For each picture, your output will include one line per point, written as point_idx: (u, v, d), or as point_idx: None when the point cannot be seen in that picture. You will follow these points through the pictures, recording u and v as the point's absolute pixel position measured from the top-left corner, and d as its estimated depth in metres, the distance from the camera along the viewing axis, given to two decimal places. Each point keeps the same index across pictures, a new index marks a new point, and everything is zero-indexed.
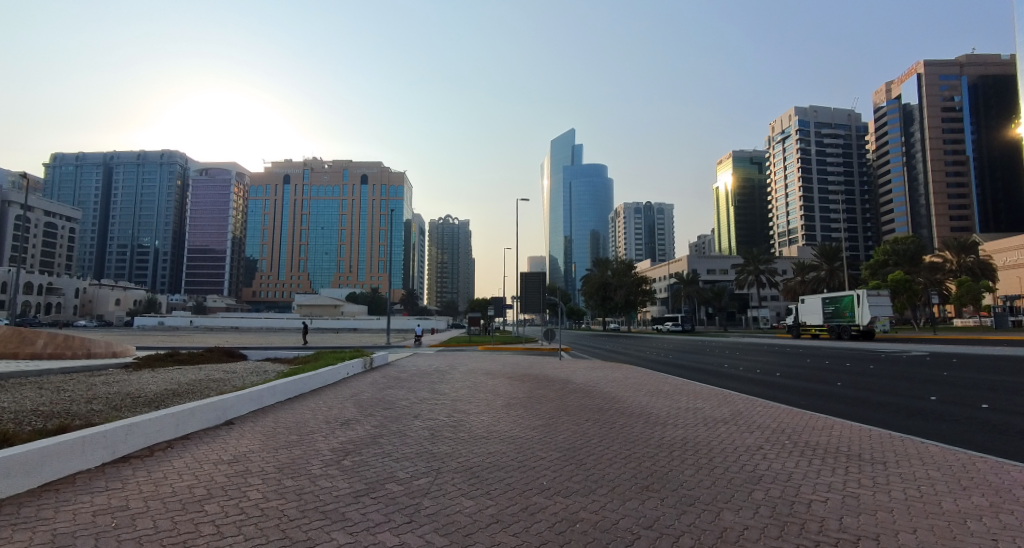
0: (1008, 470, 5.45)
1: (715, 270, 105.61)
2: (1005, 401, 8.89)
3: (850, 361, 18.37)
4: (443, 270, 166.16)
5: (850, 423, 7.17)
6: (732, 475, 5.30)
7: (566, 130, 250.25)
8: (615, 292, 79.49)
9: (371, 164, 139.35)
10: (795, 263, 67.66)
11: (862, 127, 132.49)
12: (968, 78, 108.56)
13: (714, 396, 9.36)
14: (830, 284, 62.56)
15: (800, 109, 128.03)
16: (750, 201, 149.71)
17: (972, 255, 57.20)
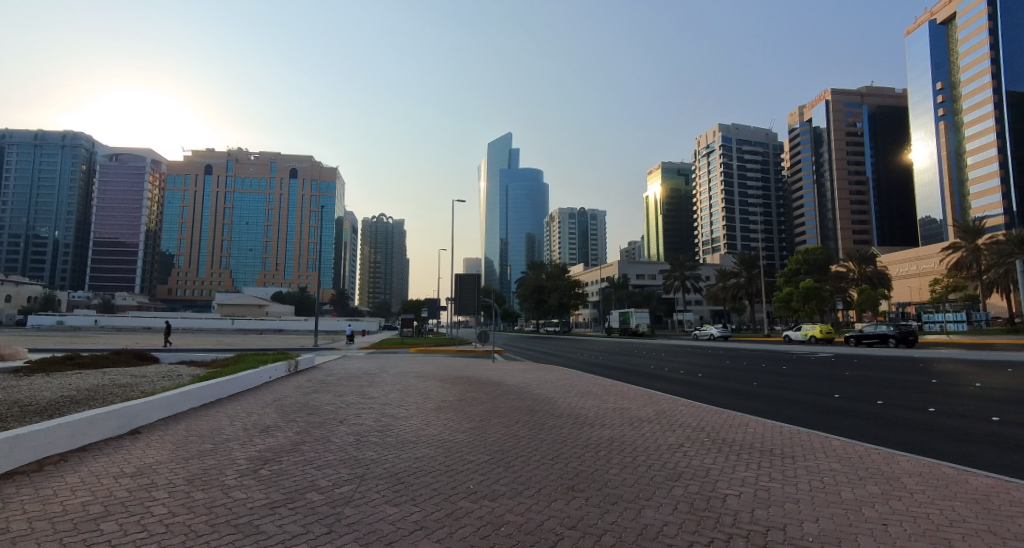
0: (897, 460, 6.00)
1: (644, 275, 110.22)
2: (896, 398, 9.81)
3: (764, 362, 19.49)
4: (376, 270, 162.87)
5: (763, 421, 7.59)
6: (654, 472, 5.47)
7: (503, 134, 253.30)
8: (549, 295, 81.06)
9: (301, 158, 133.46)
10: (717, 269, 71.43)
11: (779, 146, 143.07)
12: (869, 107, 120.65)
13: (641, 396, 9.60)
14: (749, 290, 66.87)
15: (724, 126, 136.53)
16: (679, 210, 157.68)
17: (872, 265, 60.88)
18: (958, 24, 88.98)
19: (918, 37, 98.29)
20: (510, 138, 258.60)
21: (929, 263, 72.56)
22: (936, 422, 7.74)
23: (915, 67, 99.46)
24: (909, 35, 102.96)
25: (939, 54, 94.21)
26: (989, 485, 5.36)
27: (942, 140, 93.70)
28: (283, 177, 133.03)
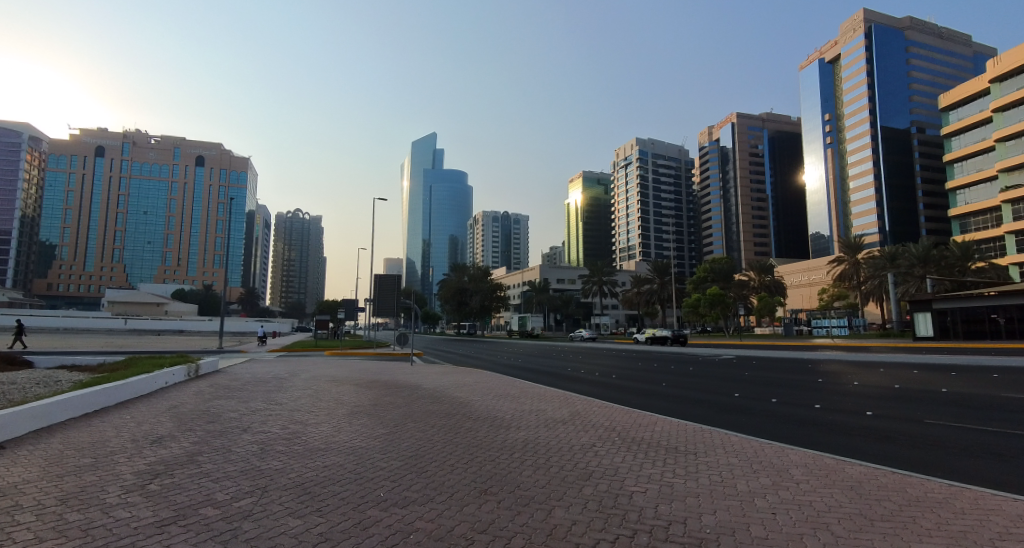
0: (785, 452, 6.50)
1: (564, 279, 113.39)
2: (786, 396, 10.75)
3: (672, 364, 20.64)
4: (290, 268, 155.09)
5: (670, 420, 7.97)
6: (565, 473, 5.59)
7: (428, 135, 252.77)
8: (471, 297, 81.39)
9: (209, 145, 123.49)
10: (633, 275, 74.75)
11: (690, 162, 153.49)
12: (769, 132, 132.26)
13: (557, 398, 9.83)
14: (661, 295, 70.88)
15: (641, 141, 144.23)
16: (598, 217, 164.32)
17: (771, 274, 68.31)
18: (843, 63, 100.00)
19: (811, 72, 109.21)
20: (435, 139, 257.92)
21: (818, 274, 80.74)
22: (819, 418, 8.55)
23: (808, 98, 110.11)
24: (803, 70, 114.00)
25: (827, 89, 105.70)
26: (862, 473, 5.98)
27: (830, 164, 104.62)
28: (188, 165, 122.16)
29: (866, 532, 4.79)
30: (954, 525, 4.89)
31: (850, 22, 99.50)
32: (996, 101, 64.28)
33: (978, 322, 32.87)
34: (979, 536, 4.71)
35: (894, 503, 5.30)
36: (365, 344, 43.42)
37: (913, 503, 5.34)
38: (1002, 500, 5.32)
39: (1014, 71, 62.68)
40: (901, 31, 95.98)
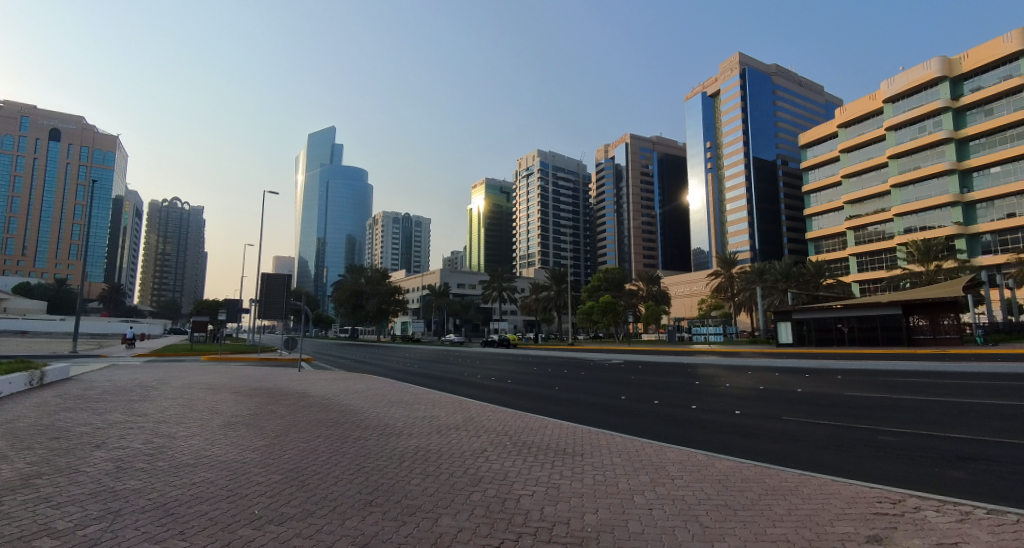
0: (662, 450, 6.93)
1: (465, 285, 113.86)
2: (666, 397, 11.64)
3: (565, 369, 21.56)
4: (164, 263, 140.02)
5: (561, 423, 8.25)
6: (455, 480, 5.60)
7: (326, 129, 244.77)
8: (368, 301, 79.09)
9: (67, 118, 108.29)
10: (531, 283, 76.46)
11: (587, 177, 161.52)
12: (658, 154, 142.46)
13: (451, 403, 9.88)
14: (558, 302, 73.40)
15: (542, 153, 150.35)
16: (498, 225, 167.54)
17: (658, 285, 72.59)
18: (723, 98, 110.67)
19: (694, 103, 118.26)
20: (333, 134, 250.31)
21: (699, 286, 88.61)
22: (694, 418, 9.31)
23: (691, 125, 118.49)
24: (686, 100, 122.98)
25: (707, 119, 115.05)
26: (729, 466, 6.47)
27: (710, 186, 113.57)
28: (38, 138, 105.76)
29: (728, 522, 5.29)
30: (802, 510, 5.57)
31: (728, 62, 110.77)
32: (844, 142, 74.52)
33: (826, 331, 37.03)
34: (821, 518, 5.43)
35: (753, 493, 5.85)
36: (248, 348, 40.73)
37: (769, 491, 5.93)
38: (841, 485, 6.11)
39: (858, 119, 73.27)
40: (768, 76, 108.98)
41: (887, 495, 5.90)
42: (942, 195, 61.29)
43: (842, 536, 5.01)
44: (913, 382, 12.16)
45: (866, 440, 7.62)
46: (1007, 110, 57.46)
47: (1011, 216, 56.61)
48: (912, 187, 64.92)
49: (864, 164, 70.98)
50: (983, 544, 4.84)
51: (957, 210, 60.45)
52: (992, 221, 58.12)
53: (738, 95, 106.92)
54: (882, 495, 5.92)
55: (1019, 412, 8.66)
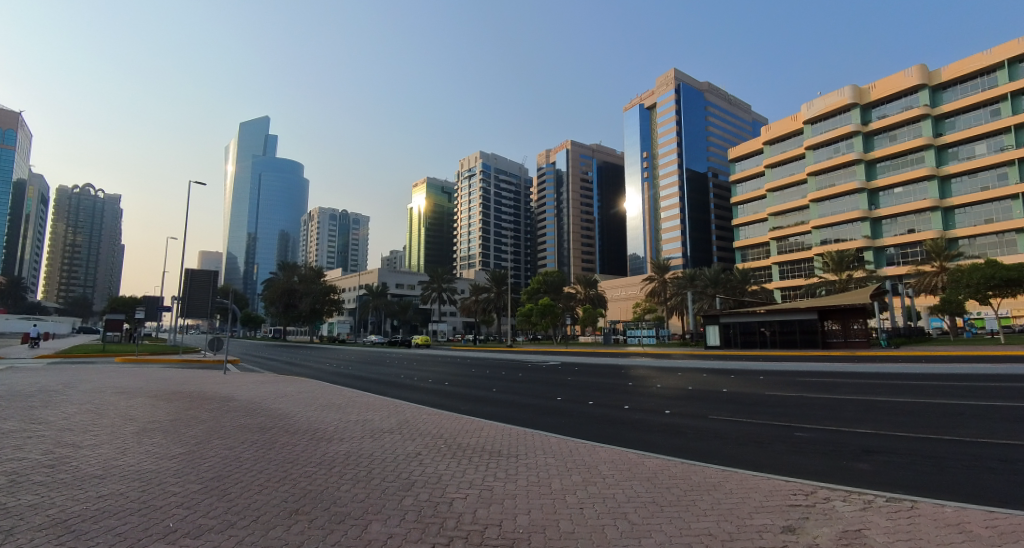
0: (596, 450, 7.09)
1: (403, 285, 112.15)
2: (601, 398, 11.98)
3: (503, 370, 21.99)
4: (74, 255, 125.23)
5: (497, 424, 8.30)
6: (385, 483, 5.56)
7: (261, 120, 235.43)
8: (301, 300, 75.92)
9: None
10: (471, 284, 76.16)
11: (529, 181, 164.14)
12: (597, 161, 145.84)
13: (386, 406, 9.74)
14: (498, 304, 73.81)
15: (484, 154, 150.42)
16: (439, 226, 166.55)
17: (594, 289, 75.54)
18: (659, 110, 113.61)
19: (631, 114, 121.49)
20: (268, 124, 241.18)
21: (634, 290, 91.96)
22: (626, 418, 9.64)
23: (629, 135, 120.69)
24: (624, 110, 126.03)
25: (644, 131, 117.41)
26: (658, 465, 6.69)
27: (645, 194, 116.30)
28: None
29: (656, 518, 5.44)
30: (724, 504, 5.78)
31: (663, 77, 113.83)
32: (768, 158, 79.08)
33: (751, 334, 39.17)
34: (740, 512, 5.71)
35: (680, 489, 6.00)
36: (173, 348, 38.42)
37: (695, 487, 6.10)
38: (759, 479, 6.43)
39: (781, 137, 78.12)
40: (701, 92, 113.89)
41: (801, 487, 6.25)
42: (854, 211, 66.67)
43: (760, 530, 5.31)
44: (825, 382, 13.22)
45: (786, 436, 8.12)
46: (908, 136, 63.45)
47: (911, 232, 62.59)
48: (828, 203, 70.17)
49: (787, 179, 75.78)
50: (882, 532, 5.30)
51: (866, 225, 65.94)
52: (895, 236, 63.92)
53: (673, 109, 110.99)
54: (796, 487, 6.27)
55: (920, 408, 9.55)
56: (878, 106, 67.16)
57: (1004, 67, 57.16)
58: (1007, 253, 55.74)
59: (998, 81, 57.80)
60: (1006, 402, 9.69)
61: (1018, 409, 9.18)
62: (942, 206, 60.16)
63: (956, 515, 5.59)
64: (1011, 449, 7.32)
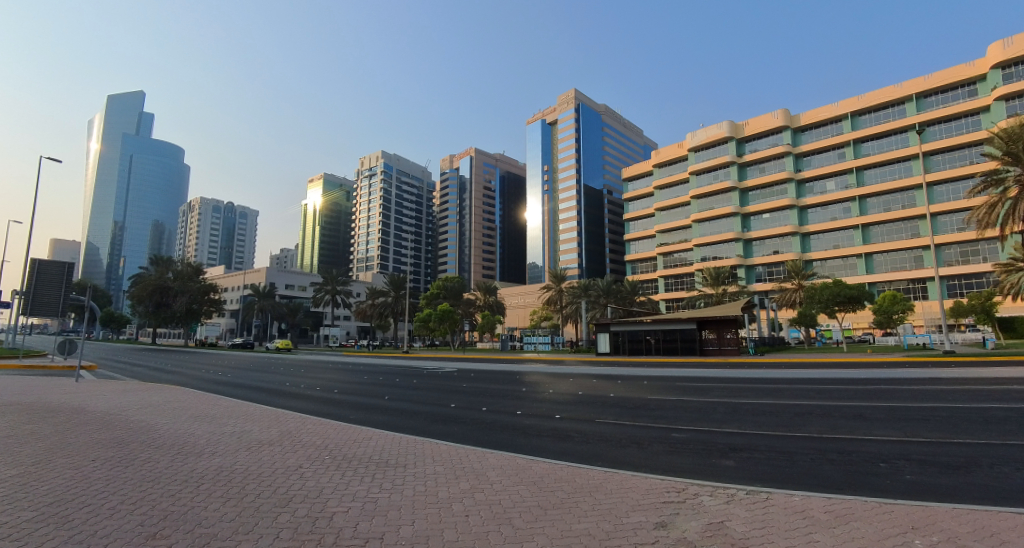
0: (485, 456, 7.21)
1: (293, 286, 105.03)
2: (494, 404, 12.25)
3: (397, 377, 21.77)
4: None
5: (386, 433, 8.18)
6: (258, 500, 5.31)
7: (136, 96, 211.95)
8: (174, 299, 67.81)
9: None
10: (369, 288, 74.27)
11: (432, 184, 163.34)
12: (501, 170, 149.22)
13: (267, 416, 9.27)
14: (395, 308, 72.12)
15: (385, 154, 146.69)
16: (336, 224, 159.75)
17: (494, 295, 77.77)
18: (560, 127, 118.72)
19: (534, 127, 124.91)
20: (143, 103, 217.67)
21: (531, 297, 94.96)
22: (518, 423, 9.94)
23: (531, 148, 124.87)
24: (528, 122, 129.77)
25: (545, 145, 122.27)
26: (546, 469, 6.94)
27: (545, 205, 120.26)
28: None
29: (540, 521, 5.53)
30: (604, 504, 6.05)
31: (565, 95, 119.19)
32: (657, 180, 84.72)
33: (638, 342, 42.04)
34: (620, 510, 6.00)
35: (564, 491, 6.25)
36: (9, 351, 32.72)
37: (577, 489, 6.38)
38: (637, 479, 6.86)
39: (669, 161, 84.21)
40: (599, 114, 120.35)
41: (674, 484, 6.75)
42: (729, 232, 73.58)
43: (634, 526, 5.59)
44: (700, 386, 14.50)
45: (664, 437, 8.80)
46: (774, 169, 71.68)
47: (775, 253, 70.38)
48: (708, 223, 76.66)
49: (672, 201, 81.61)
50: (740, 522, 5.86)
51: (739, 245, 72.90)
52: (763, 256, 71.37)
53: (573, 127, 116.02)
54: (671, 485, 6.75)
55: (778, 409, 10.79)
56: (749, 141, 74.91)
57: (848, 118, 66.78)
58: (850, 274, 64.75)
59: (843, 129, 67.32)
60: (846, 401, 11.25)
61: (855, 407, 10.69)
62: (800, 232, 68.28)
63: (802, 503, 6.34)
64: (847, 442, 8.50)
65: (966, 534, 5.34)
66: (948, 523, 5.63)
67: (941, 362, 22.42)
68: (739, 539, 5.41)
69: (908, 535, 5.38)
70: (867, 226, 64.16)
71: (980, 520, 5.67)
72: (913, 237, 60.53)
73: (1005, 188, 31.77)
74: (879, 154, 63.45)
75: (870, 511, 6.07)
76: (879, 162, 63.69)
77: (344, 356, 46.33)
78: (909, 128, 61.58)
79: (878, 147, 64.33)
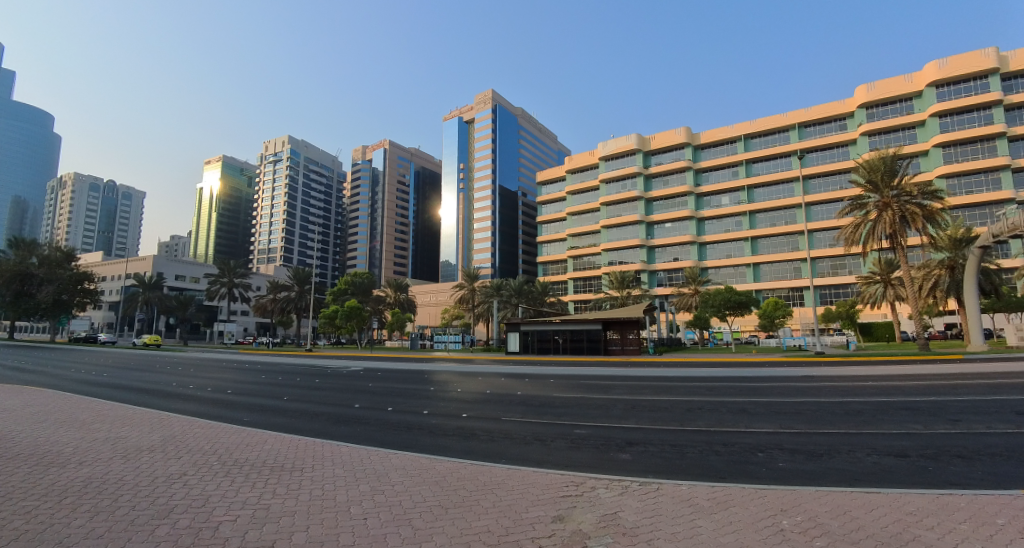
0: (388, 458, 7.15)
1: (184, 277, 97.20)
2: (400, 404, 12.17)
3: (298, 376, 20.89)
4: None
5: (282, 435, 7.87)
6: (135, 512, 4.91)
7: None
8: (38, 288, 59.24)
9: None
10: (270, 281, 70.68)
11: (343, 175, 158.04)
12: (415, 165, 146.93)
13: (148, 419, 8.62)
14: (299, 304, 68.91)
15: (293, 140, 139.90)
16: (235, 212, 149.36)
17: (404, 293, 77.92)
18: (477, 126, 118.85)
19: (451, 125, 124.26)
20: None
21: (443, 296, 94.82)
22: (425, 422, 9.99)
23: (449, 145, 123.85)
24: (444, 120, 128.93)
25: (462, 144, 121.60)
26: (450, 468, 7.02)
27: (460, 204, 119.46)
28: None
29: (439, 521, 5.53)
30: (504, 501, 6.21)
31: (482, 96, 119.85)
32: (570, 186, 86.99)
33: (546, 341, 43.31)
34: (520, 505, 6.17)
35: (466, 490, 6.34)
36: None
37: (479, 487, 6.53)
38: (539, 474, 7.12)
39: (581, 168, 86.85)
40: (515, 117, 122.24)
41: (573, 479, 7.08)
42: (635, 239, 77.53)
43: (533, 521, 5.77)
44: (602, 384, 15.28)
45: (567, 433, 9.20)
46: (677, 182, 76.87)
47: (675, 260, 75.19)
48: (615, 229, 80.15)
49: (584, 206, 84.27)
50: (632, 512, 6.22)
51: (643, 251, 77.00)
52: (664, 262, 76.04)
53: (489, 127, 116.47)
54: (570, 479, 7.08)
55: (671, 405, 11.65)
56: (655, 154, 79.56)
57: (742, 140, 72.84)
58: (740, 281, 70.75)
59: (737, 149, 73.54)
60: (730, 397, 12.38)
61: (737, 403, 11.78)
62: (698, 241, 73.64)
63: (688, 491, 6.89)
64: (730, 434, 9.33)
65: (823, 512, 6.08)
66: (811, 503, 6.38)
67: (816, 360, 25.65)
68: (629, 527, 5.75)
69: (777, 517, 6.02)
70: (756, 238, 70.25)
71: (837, 500, 6.48)
72: (793, 250, 67.02)
73: (867, 210, 35.97)
74: (768, 174, 69.87)
75: (746, 496, 6.73)
76: (767, 182, 70.08)
77: (242, 354, 43.47)
78: (792, 154, 68.44)
79: (766, 168, 70.88)
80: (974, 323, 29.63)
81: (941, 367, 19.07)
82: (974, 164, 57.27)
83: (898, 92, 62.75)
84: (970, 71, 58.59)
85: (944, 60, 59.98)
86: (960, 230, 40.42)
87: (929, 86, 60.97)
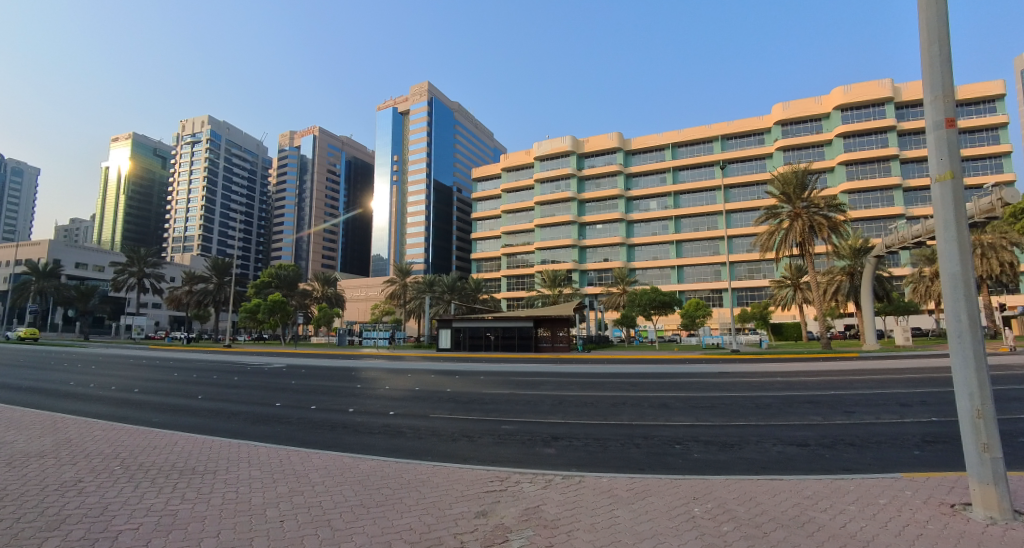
0: (309, 457, 6.99)
1: (87, 265, 89.76)
2: (324, 402, 11.90)
3: (214, 375, 18.87)
4: None
5: (192, 436, 7.49)
6: (21, 524, 4.54)
7: None
8: None
9: None
10: (185, 272, 66.53)
11: (267, 162, 150.63)
12: (347, 154, 141.84)
13: (38, 422, 7.97)
14: (217, 297, 65.24)
15: (213, 121, 131.81)
16: (145, 196, 138.34)
17: (332, 287, 76.42)
18: (411, 119, 116.04)
19: (383, 114, 118.87)
20: None
21: (375, 291, 93.09)
22: (349, 421, 9.82)
23: (381, 135, 118.99)
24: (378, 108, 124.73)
25: (396, 135, 117.95)
26: (373, 466, 6.96)
27: (393, 197, 116.58)
28: None
29: (360, 521, 5.46)
30: (428, 498, 6.24)
31: (417, 87, 117.22)
32: (506, 184, 86.66)
33: (478, 338, 42.58)
34: (444, 502, 6.23)
35: (389, 489, 6.33)
36: None
37: (404, 485, 6.52)
38: (465, 470, 7.21)
39: (516, 167, 86.91)
40: (452, 111, 120.67)
41: (498, 474, 7.23)
42: (567, 239, 78.95)
43: (456, 517, 5.84)
44: (530, 380, 15.62)
45: (494, 430, 9.34)
46: (608, 185, 78.94)
47: (605, 261, 77.50)
48: (549, 228, 81.08)
49: (518, 205, 84.39)
50: (554, 505, 6.42)
51: (575, 251, 78.59)
52: (596, 262, 78.15)
53: (423, 120, 113.94)
54: (495, 474, 7.21)
55: (595, 400, 12.10)
56: (588, 158, 81.00)
57: (670, 148, 75.51)
58: (665, 282, 73.83)
59: (665, 156, 76.32)
60: (651, 392, 13.01)
61: (657, 397, 12.41)
62: (627, 243, 76.19)
63: (609, 483, 7.20)
64: (652, 427, 9.83)
65: (732, 499, 6.55)
66: (720, 491, 6.87)
67: (728, 358, 27.33)
68: (550, 519, 5.95)
69: (690, 504, 6.44)
70: (681, 241, 73.53)
71: (744, 487, 7.00)
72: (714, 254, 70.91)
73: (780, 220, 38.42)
74: (694, 181, 73.14)
75: (663, 486, 7.12)
76: (693, 189, 73.38)
77: (150, 350, 40.51)
78: (715, 163, 72.09)
79: (692, 176, 73.99)
80: (868, 324, 32.63)
81: (845, 364, 20.77)
82: (872, 181, 62.80)
83: (808, 113, 67.55)
84: (870, 98, 63.78)
85: (848, 85, 65.12)
86: (859, 240, 43.79)
87: (836, 109, 65.97)
